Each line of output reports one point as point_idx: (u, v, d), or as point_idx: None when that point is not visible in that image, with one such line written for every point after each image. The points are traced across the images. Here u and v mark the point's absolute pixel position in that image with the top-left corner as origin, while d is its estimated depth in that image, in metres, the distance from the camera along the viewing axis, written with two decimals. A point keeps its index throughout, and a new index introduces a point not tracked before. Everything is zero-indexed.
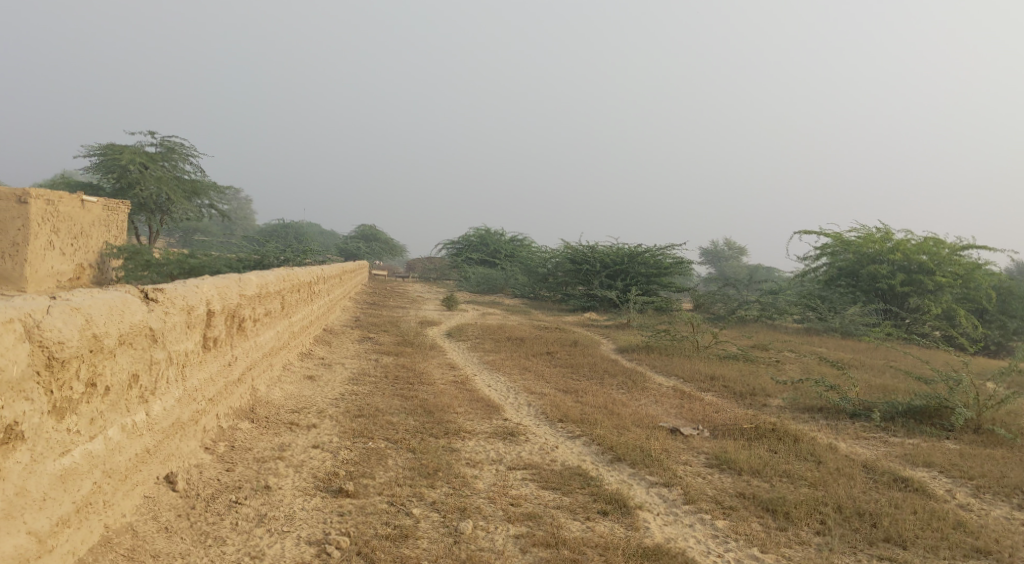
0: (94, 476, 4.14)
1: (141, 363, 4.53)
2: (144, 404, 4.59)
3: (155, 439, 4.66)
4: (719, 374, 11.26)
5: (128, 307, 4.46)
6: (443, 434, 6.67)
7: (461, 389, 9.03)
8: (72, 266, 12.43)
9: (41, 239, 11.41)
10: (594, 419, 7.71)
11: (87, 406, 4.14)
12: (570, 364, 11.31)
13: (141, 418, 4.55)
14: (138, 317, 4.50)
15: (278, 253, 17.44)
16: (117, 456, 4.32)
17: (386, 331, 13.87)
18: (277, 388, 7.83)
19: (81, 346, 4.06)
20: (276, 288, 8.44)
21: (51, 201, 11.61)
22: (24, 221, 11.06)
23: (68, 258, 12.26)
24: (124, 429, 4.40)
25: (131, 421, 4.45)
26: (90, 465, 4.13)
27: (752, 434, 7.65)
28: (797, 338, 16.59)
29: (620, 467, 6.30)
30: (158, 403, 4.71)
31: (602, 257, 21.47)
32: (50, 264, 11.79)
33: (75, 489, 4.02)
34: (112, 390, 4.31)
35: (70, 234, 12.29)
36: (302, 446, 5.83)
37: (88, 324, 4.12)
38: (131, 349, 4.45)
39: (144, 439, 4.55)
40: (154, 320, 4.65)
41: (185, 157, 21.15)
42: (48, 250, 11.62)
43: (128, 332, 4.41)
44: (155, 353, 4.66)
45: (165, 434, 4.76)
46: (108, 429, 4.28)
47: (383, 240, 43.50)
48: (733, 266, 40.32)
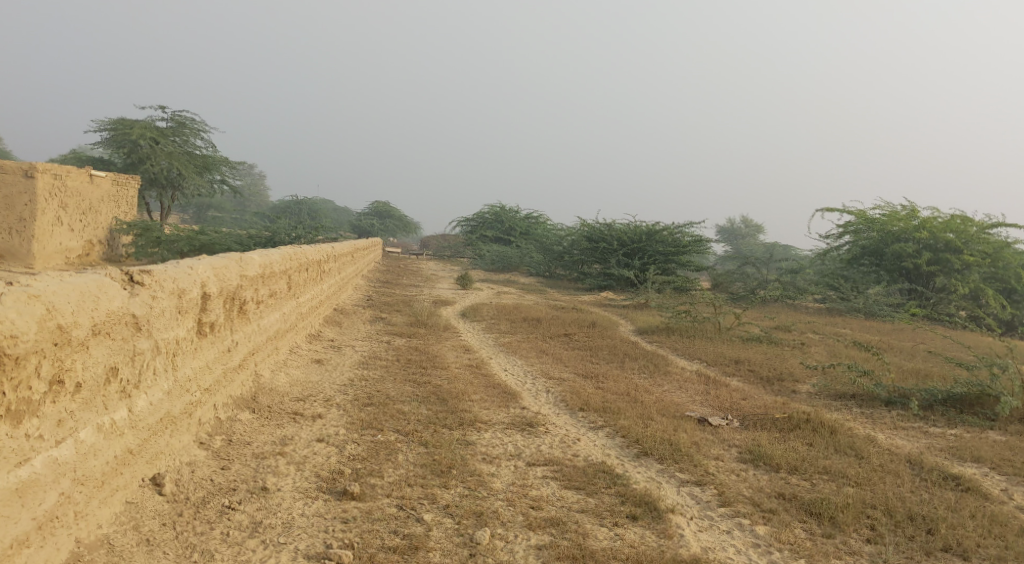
0: (61, 486, 3.75)
1: (120, 355, 4.13)
2: (125, 400, 4.19)
3: (139, 438, 4.26)
4: (744, 357, 10.77)
5: (103, 292, 4.04)
6: (458, 425, 6.25)
7: (477, 373, 8.61)
8: (82, 243, 12.04)
9: (49, 215, 11.00)
10: (617, 408, 7.27)
11: (53, 406, 3.76)
12: (589, 347, 10.85)
13: (122, 416, 4.15)
14: (117, 303, 4.09)
15: (289, 230, 17.05)
16: (92, 459, 3.93)
17: (398, 310, 13.47)
18: (282, 373, 7.43)
19: (42, 340, 3.65)
20: (281, 267, 8.00)
21: (59, 176, 11.18)
22: (32, 196, 10.65)
23: (77, 235, 11.86)
24: (101, 429, 4.01)
25: (110, 419, 4.06)
26: (56, 475, 3.73)
27: (785, 425, 7.18)
28: (821, 319, 16.06)
29: (648, 463, 5.87)
30: (142, 398, 4.30)
31: (619, 235, 20.95)
32: (59, 240, 11.39)
33: (38, 502, 3.63)
34: (85, 387, 3.92)
35: (78, 210, 11.87)
36: (306, 439, 5.42)
37: (49, 314, 3.70)
38: (107, 339, 4.04)
39: (125, 439, 4.16)
40: (136, 306, 4.23)
41: (197, 132, 20.72)
42: (55, 226, 11.21)
43: (104, 320, 3.99)
44: (138, 344, 4.25)
45: (151, 431, 4.37)
46: (80, 431, 3.88)
47: (398, 217, 43.02)
48: (751, 244, 39.67)
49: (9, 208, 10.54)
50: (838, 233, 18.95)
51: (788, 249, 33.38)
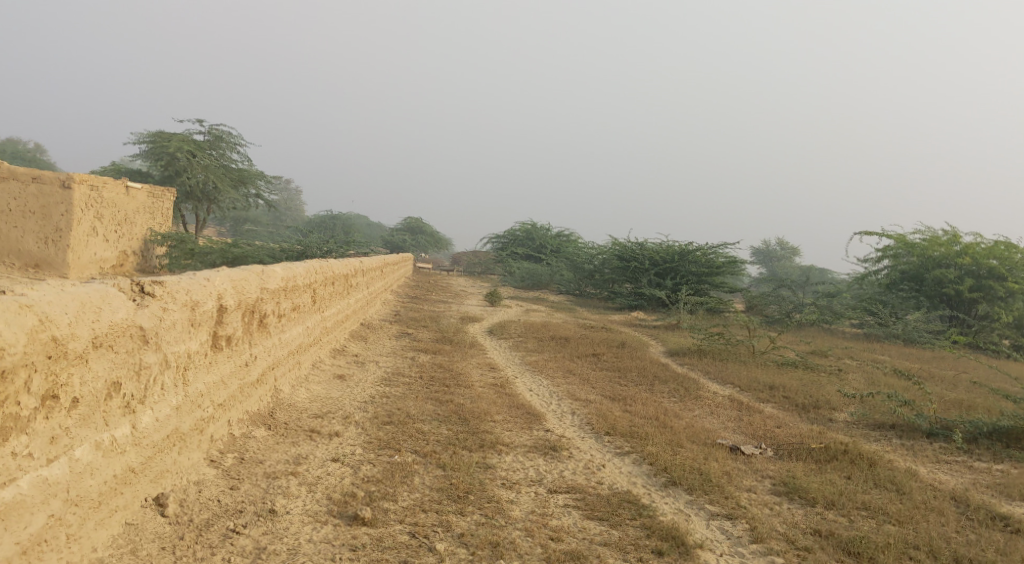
0: (51, 507, 3.62)
1: (123, 368, 4.00)
2: (129, 416, 4.06)
3: (143, 456, 4.12)
4: (778, 383, 10.44)
5: (107, 302, 3.92)
6: (478, 447, 6.04)
7: (501, 393, 8.40)
8: (117, 254, 12.00)
9: (85, 225, 10.94)
10: (645, 434, 7.01)
11: (46, 422, 3.64)
12: (618, 368, 10.59)
13: (124, 432, 4.02)
14: (121, 315, 3.97)
15: (320, 244, 17.03)
16: (88, 478, 3.80)
17: (425, 326, 13.32)
18: (303, 389, 7.27)
19: (33, 353, 3.53)
20: (305, 280, 7.88)
21: (96, 187, 11.14)
22: (68, 207, 10.60)
23: (112, 245, 11.81)
24: (100, 447, 3.87)
25: (109, 436, 3.93)
26: (45, 496, 3.60)
27: (822, 456, 6.87)
28: (858, 345, 15.64)
29: (675, 494, 5.61)
30: (147, 414, 4.17)
31: (650, 255, 20.69)
32: (94, 251, 11.33)
33: (23, 525, 3.50)
34: (82, 402, 3.79)
35: (114, 221, 11.84)
36: (320, 459, 5.25)
37: (42, 326, 3.57)
38: (110, 352, 3.92)
39: (126, 457, 4.02)
40: (143, 318, 4.10)
41: (233, 146, 20.88)
42: (91, 236, 11.15)
43: (106, 332, 3.87)
44: (145, 357, 4.12)
45: (157, 449, 4.23)
46: (75, 449, 3.75)
47: (430, 233, 43.06)
48: (786, 267, 39.10)
49: (45, 218, 10.52)
50: (876, 257, 18.50)
51: (825, 272, 32.77)
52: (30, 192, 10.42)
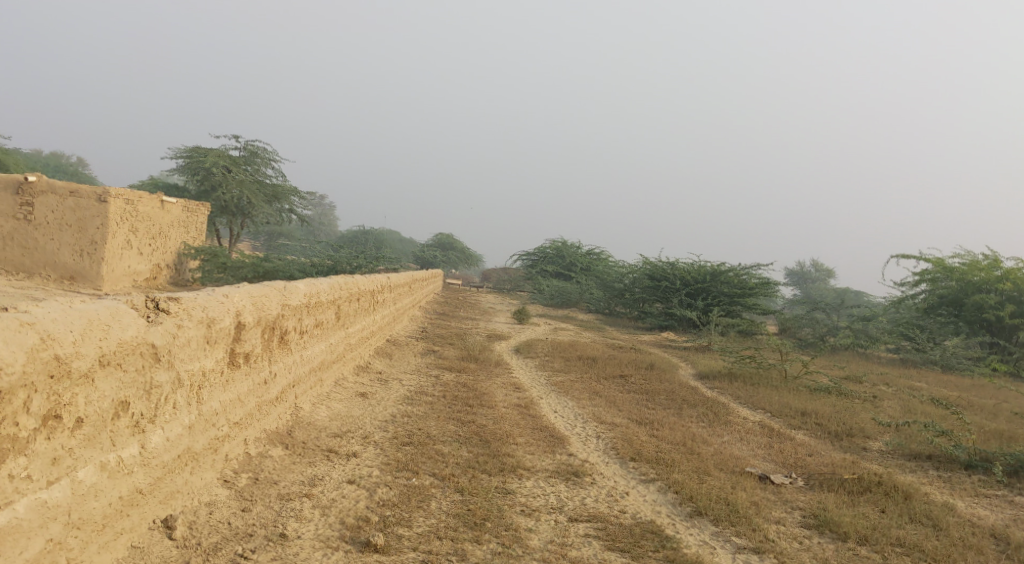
0: (49, 531, 3.64)
1: (132, 388, 4.03)
2: (138, 435, 4.08)
3: (152, 476, 4.14)
4: (811, 409, 10.17)
5: (117, 319, 3.95)
6: (498, 471, 5.90)
7: (525, 414, 8.27)
8: (150, 267, 11.99)
9: (119, 238, 10.87)
10: (671, 460, 6.82)
11: (48, 442, 3.67)
12: (645, 390, 10.38)
13: (132, 452, 4.04)
14: (130, 332, 4.00)
15: (350, 260, 17.04)
16: (91, 500, 3.81)
17: (451, 344, 13.22)
18: (324, 407, 7.18)
19: (34, 372, 3.56)
20: (329, 297, 7.81)
21: (131, 201, 11.09)
22: (103, 221, 10.51)
23: (145, 259, 11.77)
24: (105, 468, 3.90)
25: (116, 457, 3.95)
26: (44, 520, 3.62)
27: (854, 487, 6.63)
28: (894, 370, 15.27)
29: (701, 524, 5.43)
30: (157, 433, 4.19)
31: (682, 275, 20.44)
32: (127, 264, 11.27)
33: (19, 550, 3.52)
34: (87, 422, 3.82)
35: (148, 235, 11.80)
36: (336, 481, 5.16)
37: (43, 344, 3.60)
38: (118, 371, 3.94)
39: (134, 477, 4.04)
40: (155, 337, 4.13)
41: (268, 161, 21.03)
42: (125, 250, 11.08)
43: (114, 350, 3.90)
44: (156, 376, 4.15)
45: (167, 469, 4.24)
46: (78, 470, 3.78)
47: (460, 249, 43.05)
48: (820, 288, 38.50)
49: (81, 231, 10.47)
50: (914, 280, 18.08)
51: (860, 294, 32.22)
52: (67, 205, 10.39)
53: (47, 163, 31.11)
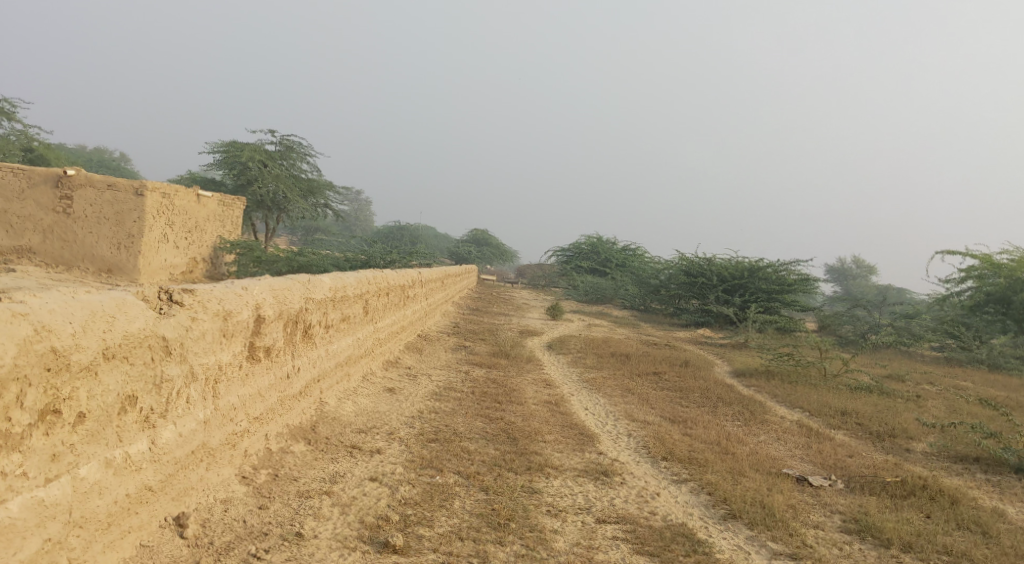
0: (47, 530, 3.57)
1: (140, 382, 3.97)
2: (147, 431, 4.04)
3: (163, 473, 4.09)
4: (851, 408, 9.86)
5: (123, 310, 3.89)
6: (525, 469, 5.74)
7: (555, 411, 8.09)
8: (186, 260, 11.97)
9: (156, 232, 10.83)
10: (705, 460, 6.60)
11: (46, 439, 3.60)
12: (679, 388, 10.14)
13: (140, 448, 3.99)
14: (138, 324, 3.95)
15: (383, 254, 16.98)
16: (95, 498, 3.76)
17: (482, 339, 13.09)
18: (350, 402, 7.07)
19: (29, 365, 3.49)
20: (356, 291, 7.69)
21: (167, 194, 11.05)
22: (140, 214, 10.49)
23: (181, 252, 11.74)
24: (111, 465, 3.84)
25: (122, 453, 3.90)
26: (41, 519, 3.56)
27: (897, 490, 6.35)
28: (939, 369, 14.84)
29: (735, 528, 5.21)
30: (168, 428, 4.14)
31: (718, 270, 20.13)
32: (164, 257, 11.26)
33: (13, 550, 3.45)
34: (89, 417, 3.76)
35: (184, 229, 11.76)
36: (358, 477, 5.06)
37: (39, 336, 3.53)
38: (124, 364, 3.88)
39: (143, 474, 3.99)
40: (166, 329, 4.09)
41: (303, 156, 21.07)
42: (162, 243, 11.06)
43: (120, 343, 3.84)
44: (166, 370, 4.10)
45: (179, 465, 4.19)
46: (80, 467, 3.72)
47: (495, 245, 42.97)
48: (860, 286, 37.71)
49: (119, 224, 10.44)
50: (959, 277, 17.57)
51: (902, 292, 31.55)
52: (105, 198, 10.36)
53: (90, 159, 31.52)
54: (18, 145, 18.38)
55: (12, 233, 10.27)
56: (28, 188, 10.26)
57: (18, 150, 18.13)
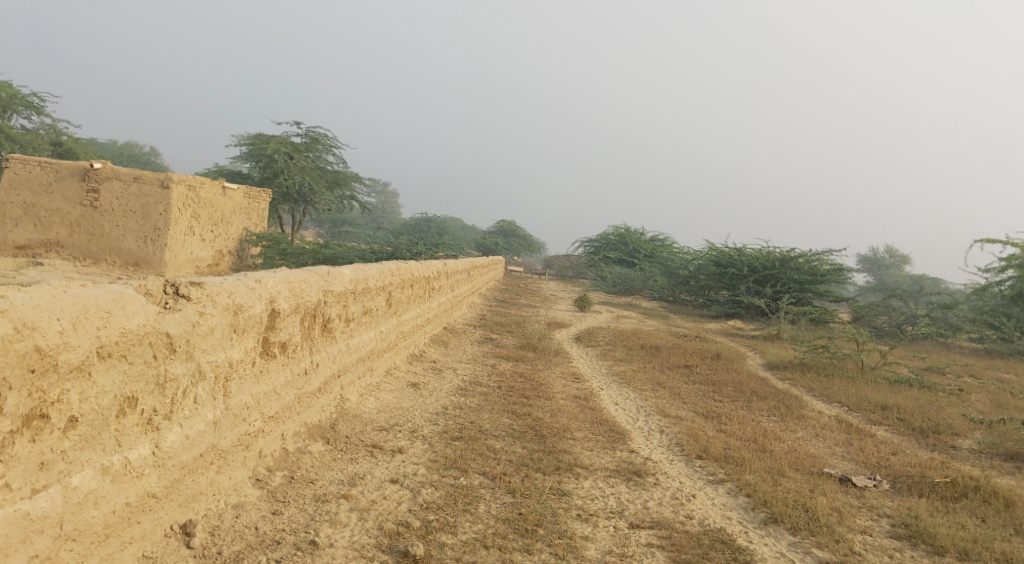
0: (34, 546, 3.44)
1: (140, 382, 3.82)
2: (151, 434, 3.90)
3: (168, 478, 3.95)
4: (892, 403, 9.47)
5: (121, 304, 3.74)
6: (553, 470, 5.48)
7: (584, 407, 7.81)
8: (212, 253, 11.78)
9: (182, 225, 10.61)
10: (742, 459, 6.29)
11: (34, 446, 3.47)
12: (712, 382, 9.81)
13: (143, 453, 3.85)
14: (137, 320, 3.79)
15: (409, 246, 16.75)
16: (90, 509, 3.62)
17: (509, 332, 12.84)
18: (372, 398, 6.84)
19: (9, 367, 3.36)
20: (379, 283, 7.46)
21: (193, 187, 10.82)
22: (166, 207, 10.26)
23: (208, 245, 11.53)
24: (109, 471, 3.70)
25: (121, 459, 3.76)
26: (27, 533, 3.42)
27: (947, 492, 6.01)
28: (980, 361, 14.35)
29: (777, 533, 4.92)
30: (174, 431, 3.99)
31: (749, 261, 19.68)
32: (190, 250, 11.05)
33: None
34: (84, 421, 3.63)
35: (210, 221, 11.55)
36: (378, 479, 4.84)
37: (22, 336, 3.39)
38: (122, 364, 3.74)
39: (146, 481, 3.85)
40: (169, 325, 3.94)
41: (329, 147, 20.89)
42: (188, 236, 10.85)
43: (116, 340, 3.70)
44: (171, 368, 3.96)
45: (186, 469, 4.04)
46: (72, 476, 3.58)
47: (523, 236, 42.68)
48: (895, 276, 36.92)
49: (145, 217, 10.22)
50: (999, 266, 16.97)
51: (938, 282, 30.81)
52: (131, 191, 10.17)
53: (120, 153, 31.65)
54: (47, 139, 18.38)
55: (40, 226, 10.17)
56: (55, 182, 10.12)
57: (47, 143, 18.13)
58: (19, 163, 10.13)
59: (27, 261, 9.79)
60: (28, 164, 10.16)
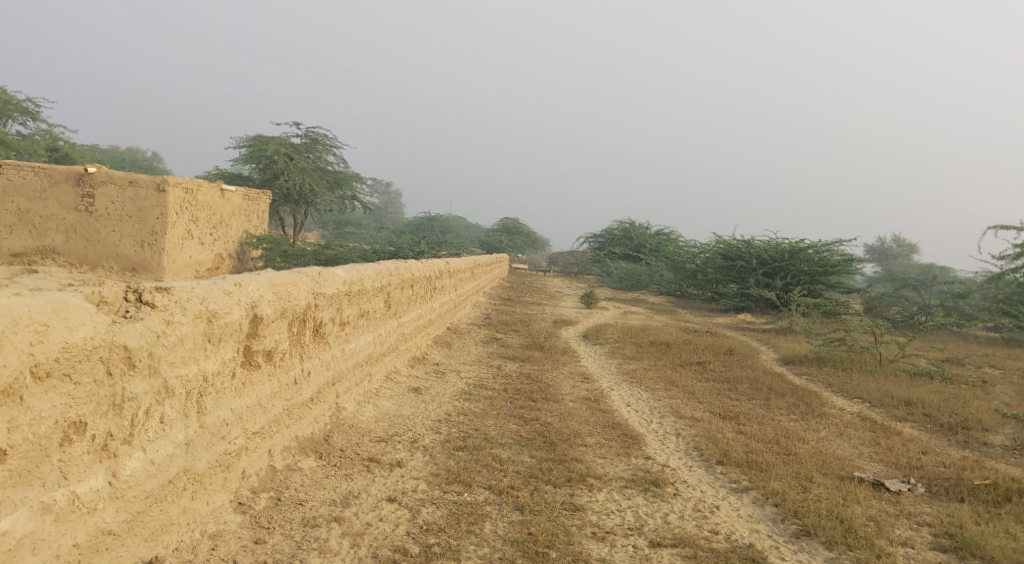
0: None
1: (89, 404, 3.54)
2: (106, 462, 3.61)
3: (128, 509, 3.66)
4: (916, 398, 9.03)
5: (62, 315, 3.45)
6: (565, 482, 5.07)
7: (595, 410, 7.40)
8: (212, 257, 11.33)
9: (180, 228, 10.18)
10: (766, 464, 5.88)
11: None
12: (726, 379, 9.39)
13: (95, 485, 3.56)
14: (81, 332, 3.51)
15: (411, 245, 16.34)
16: (26, 555, 3.32)
17: (515, 331, 12.42)
18: (370, 406, 6.44)
19: None
20: (376, 284, 7.04)
21: (189, 190, 10.39)
22: (163, 210, 9.84)
23: (207, 249, 11.09)
24: (50, 510, 3.41)
25: (66, 494, 3.46)
26: None
27: (988, 496, 5.60)
28: (999, 351, 13.91)
29: (811, 549, 4.56)
30: (134, 457, 3.71)
31: (758, 253, 19.22)
32: (189, 254, 10.61)
33: None
34: (16, 454, 3.33)
35: (209, 224, 11.10)
36: (375, 497, 4.51)
37: None
38: (65, 386, 3.47)
39: (99, 516, 3.55)
40: (127, 337, 3.66)
41: (329, 148, 20.47)
42: (186, 239, 10.42)
43: (57, 357, 3.42)
44: (130, 387, 3.68)
45: (152, 499, 3.76)
46: (4, 519, 3.27)
47: (527, 233, 42.26)
48: (904, 265, 36.43)
49: (141, 221, 9.81)
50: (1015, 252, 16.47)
51: (947, 271, 30.28)
52: (127, 196, 9.75)
53: (121, 158, 31.35)
54: (43, 145, 18.01)
55: (35, 233, 9.71)
56: (49, 188, 9.69)
57: (43, 149, 17.74)
58: (11, 169, 9.64)
59: (21, 268, 9.35)
60: (20, 170, 9.67)
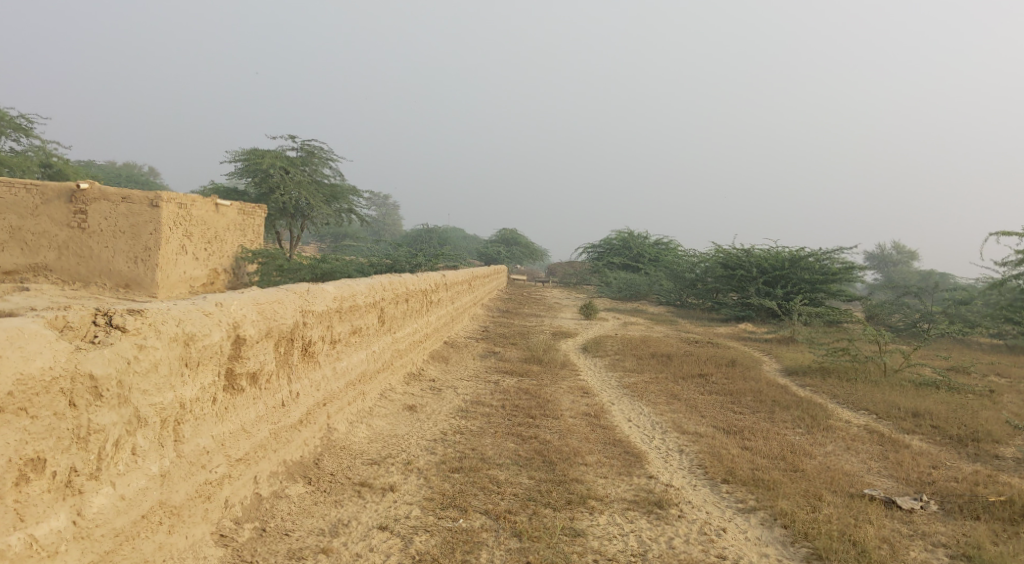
0: None
1: (48, 439, 3.43)
2: (70, 500, 3.49)
3: (94, 549, 3.54)
4: (923, 408, 8.84)
5: (17, 344, 3.36)
6: (565, 504, 4.87)
7: (595, 426, 7.20)
8: (206, 272, 11.12)
9: (173, 244, 9.97)
10: (773, 482, 5.67)
11: None
12: (729, 392, 9.19)
13: (56, 525, 3.44)
14: (39, 362, 3.41)
15: (408, 258, 16.15)
16: None
17: (513, 344, 12.22)
18: (363, 426, 6.25)
19: None
20: (368, 300, 6.84)
21: (183, 205, 10.18)
22: (157, 226, 9.64)
23: (201, 264, 10.87)
24: (6, 555, 3.28)
25: (23, 537, 3.34)
26: None
27: (1004, 513, 5.40)
28: (1004, 359, 13.73)
29: None
30: (102, 493, 3.59)
31: (758, 261, 19.03)
32: (183, 269, 10.40)
33: None
34: None
35: (203, 239, 10.89)
36: (366, 525, 4.41)
37: None
38: (22, 422, 3.36)
39: (62, 559, 3.44)
40: (94, 365, 3.57)
41: (325, 160, 20.29)
42: (180, 255, 10.20)
43: (10, 391, 3.31)
44: (96, 418, 3.57)
45: (122, 537, 3.64)
46: None
47: (525, 244, 42.07)
48: (903, 272, 36.27)
49: (135, 237, 9.61)
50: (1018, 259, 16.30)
51: (948, 278, 30.13)
52: (120, 211, 9.55)
53: (118, 174, 31.19)
54: (36, 161, 17.82)
55: (26, 251, 9.51)
56: (41, 205, 9.50)
57: (36, 165, 17.55)
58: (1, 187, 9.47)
59: (12, 285, 9.14)
60: (11, 188, 9.49)
